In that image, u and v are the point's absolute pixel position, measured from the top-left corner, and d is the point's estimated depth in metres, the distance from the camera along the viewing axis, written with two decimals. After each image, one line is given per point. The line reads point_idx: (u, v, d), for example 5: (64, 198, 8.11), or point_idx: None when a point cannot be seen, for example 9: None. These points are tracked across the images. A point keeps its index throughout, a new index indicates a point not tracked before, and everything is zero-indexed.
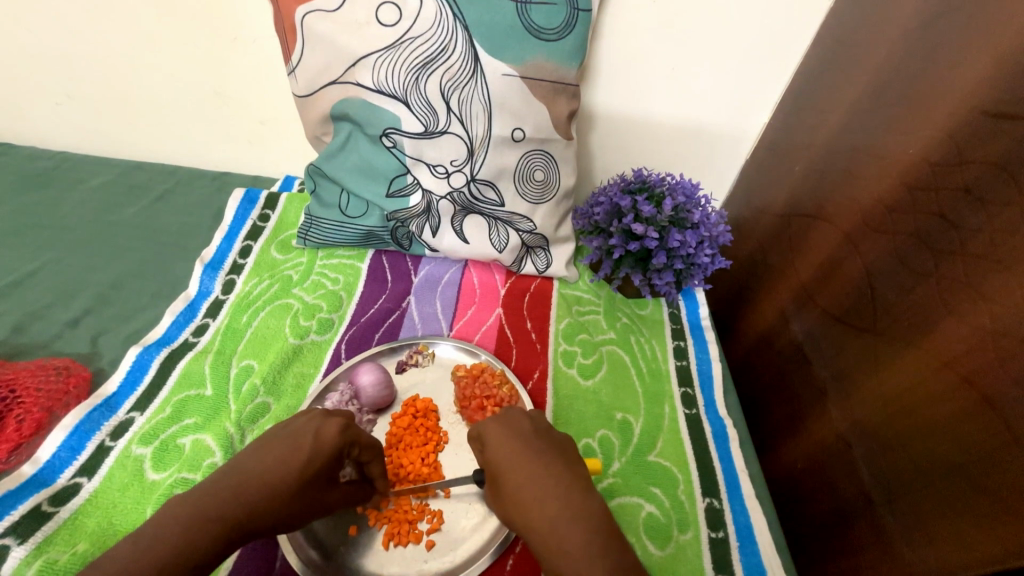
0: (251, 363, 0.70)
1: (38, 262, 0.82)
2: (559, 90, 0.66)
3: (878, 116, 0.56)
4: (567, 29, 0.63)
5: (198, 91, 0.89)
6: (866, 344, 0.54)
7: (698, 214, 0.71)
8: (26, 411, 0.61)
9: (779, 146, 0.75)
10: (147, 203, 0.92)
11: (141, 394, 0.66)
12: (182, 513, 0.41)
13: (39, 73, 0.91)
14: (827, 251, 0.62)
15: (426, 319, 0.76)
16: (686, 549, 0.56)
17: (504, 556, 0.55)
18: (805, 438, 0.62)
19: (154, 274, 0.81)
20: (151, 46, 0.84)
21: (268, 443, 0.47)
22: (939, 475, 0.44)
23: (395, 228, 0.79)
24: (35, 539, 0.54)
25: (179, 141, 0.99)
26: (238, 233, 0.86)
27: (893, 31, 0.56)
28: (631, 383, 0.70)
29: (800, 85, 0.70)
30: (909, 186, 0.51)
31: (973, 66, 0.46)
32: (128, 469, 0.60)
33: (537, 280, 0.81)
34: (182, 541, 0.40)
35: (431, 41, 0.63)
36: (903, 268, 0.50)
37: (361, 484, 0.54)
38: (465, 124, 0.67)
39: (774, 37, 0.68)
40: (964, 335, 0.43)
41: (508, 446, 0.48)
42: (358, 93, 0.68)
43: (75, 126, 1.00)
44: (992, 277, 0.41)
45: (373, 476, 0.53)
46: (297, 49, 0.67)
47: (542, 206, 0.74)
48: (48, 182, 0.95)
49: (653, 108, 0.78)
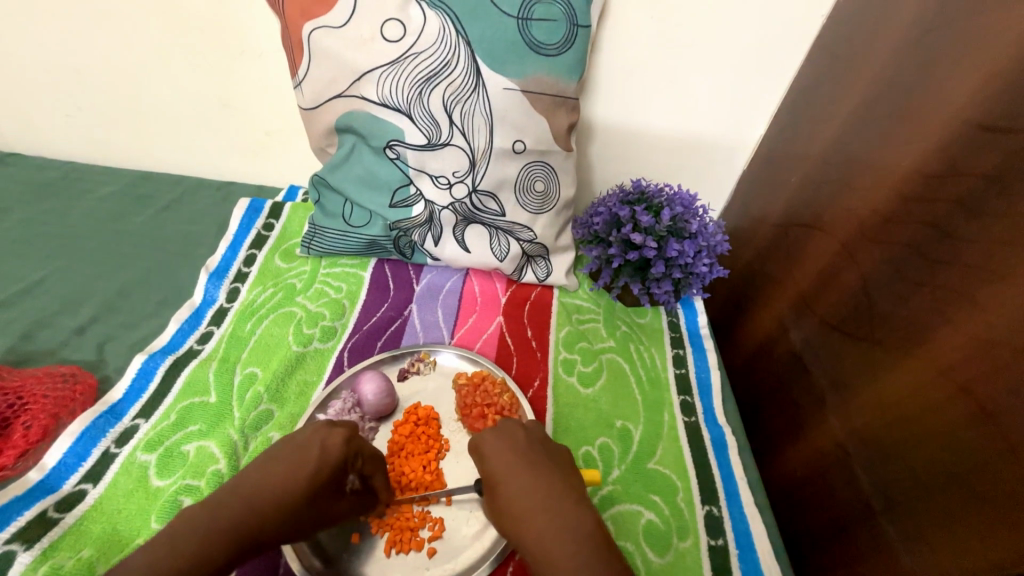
0: (255, 370, 0.71)
1: (47, 270, 0.83)
2: (559, 103, 0.68)
3: (872, 128, 0.58)
4: (566, 45, 0.64)
5: (206, 102, 0.91)
6: (863, 352, 0.55)
7: (696, 225, 0.72)
8: (32, 417, 0.62)
9: (775, 157, 0.76)
10: (153, 212, 0.94)
11: (146, 401, 0.67)
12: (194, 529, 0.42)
13: (51, 85, 0.93)
14: (824, 261, 0.63)
15: (428, 327, 0.77)
16: (686, 555, 0.56)
17: (504, 563, 0.55)
18: (804, 445, 0.63)
19: (160, 283, 0.82)
20: (161, 59, 0.85)
21: (273, 455, 0.48)
22: (935, 482, 0.45)
23: (397, 237, 0.80)
24: (40, 545, 0.54)
25: (186, 152, 1.01)
26: (243, 242, 0.87)
27: (886, 46, 0.57)
28: (630, 391, 0.71)
29: (796, 98, 0.72)
30: (903, 198, 0.52)
31: (964, 82, 0.47)
32: (133, 476, 0.60)
33: (537, 289, 0.82)
34: (196, 552, 0.41)
35: (434, 56, 0.64)
36: (899, 278, 0.51)
37: (366, 495, 0.53)
38: (467, 136, 0.68)
39: (770, 52, 0.70)
40: (959, 345, 0.43)
41: (503, 455, 0.49)
42: (363, 106, 0.69)
43: (84, 137, 1.01)
44: (987, 289, 0.42)
45: (376, 488, 0.54)
46: (303, 63, 0.68)
47: (543, 216, 0.75)
48: (57, 192, 0.96)
49: (652, 120, 0.80)
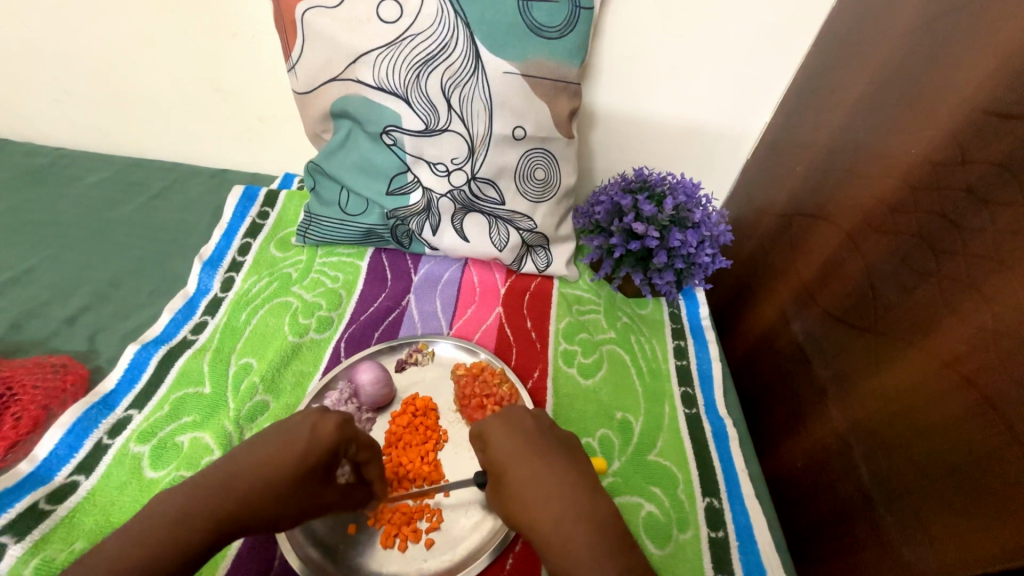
0: (250, 361, 0.70)
1: (37, 258, 0.82)
2: (560, 88, 0.66)
3: (880, 115, 0.56)
4: (568, 27, 0.63)
5: (197, 87, 0.88)
6: (867, 344, 0.54)
7: (699, 214, 0.71)
8: (23, 408, 0.60)
9: (779, 146, 0.75)
10: (144, 200, 0.92)
11: (138, 392, 0.66)
12: (173, 511, 0.41)
13: (39, 70, 0.91)
14: (828, 251, 0.62)
15: (426, 317, 0.76)
16: (685, 548, 0.56)
17: (504, 555, 0.55)
18: (805, 437, 0.62)
19: (154, 272, 0.81)
20: (150, 43, 0.83)
21: (261, 438, 0.46)
22: (937, 473, 0.44)
23: (395, 226, 0.78)
24: (32, 537, 0.53)
25: (180, 138, 0.99)
26: (237, 230, 0.86)
27: (895, 30, 0.56)
28: (631, 382, 0.70)
29: (801, 85, 0.70)
30: (911, 186, 0.51)
31: (975, 68, 0.46)
32: (127, 467, 0.59)
33: (537, 279, 0.80)
34: (177, 533, 0.40)
35: (432, 38, 0.62)
36: (904, 268, 0.50)
37: (359, 487, 0.53)
38: (465, 122, 0.66)
39: (775, 37, 0.68)
40: (965, 336, 0.42)
41: (509, 443, 0.48)
42: (359, 90, 0.67)
43: (73, 123, 0.99)
44: (994, 278, 0.41)
45: (371, 479, 0.53)
46: (297, 45, 0.66)
47: (543, 205, 0.74)
48: (47, 179, 0.95)
49: (654, 108, 0.78)
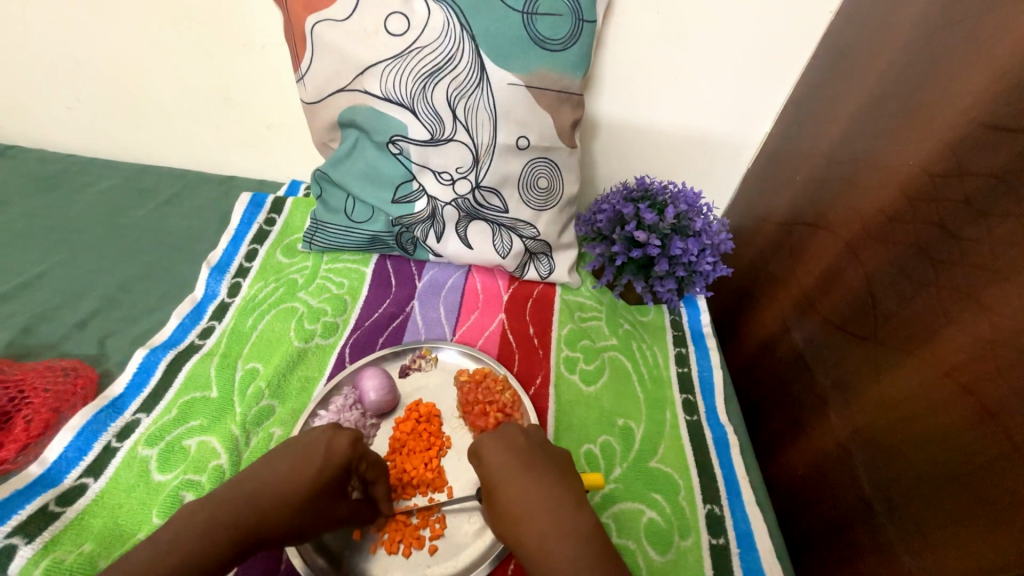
0: (256, 366, 0.71)
1: (49, 263, 0.83)
2: (563, 99, 0.67)
3: (879, 126, 0.57)
4: (571, 40, 0.64)
5: (207, 96, 0.90)
6: (866, 352, 0.55)
7: (700, 223, 0.72)
8: (34, 411, 0.61)
9: (780, 156, 0.76)
10: (154, 206, 0.93)
11: (147, 395, 0.67)
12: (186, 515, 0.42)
13: (53, 78, 0.93)
14: (827, 260, 0.63)
15: (430, 323, 0.77)
16: (686, 554, 0.56)
17: (505, 561, 0.55)
18: (805, 444, 0.63)
19: (163, 277, 0.82)
20: (162, 53, 0.85)
21: (278, 454, 0.48)
22: (936, 481, 0.44)
23: (399, 233, 0.79)
24: (42, 538, 0.54)
25: (189, 146, 1.00)
26: (244, 237, 0.87)
27: (893, 43, 0.56)
28: (632, 389, 0.71)
29: (802, 95, 0.71)
30: (909, 197, 0.51)
31: (972, 82, 0.46)
32: (135, 470, 0.60)
33: (539, 286, 0.81)
34: (201, 539, 0.41)
35: (439, 50, 0.63)
36: (903, 278, 0.51)
37: (368, 504, 0.54)
38: (470, 132, 0.67)
39: (774, 49, 0.70)
40: (964, 345, 0.43)
41: (500, 459, 0.49)
42: (366, 101, 0.69)
43: (85, 130, 1.01)
44: (992, 288, 0.42)
45: (377, 498, 0.54)
46: (306, 56, 0.68)
47: (546, 213, 0.75)
48: (59, 185, 0.96)
49: (655, 118, 0.79)
